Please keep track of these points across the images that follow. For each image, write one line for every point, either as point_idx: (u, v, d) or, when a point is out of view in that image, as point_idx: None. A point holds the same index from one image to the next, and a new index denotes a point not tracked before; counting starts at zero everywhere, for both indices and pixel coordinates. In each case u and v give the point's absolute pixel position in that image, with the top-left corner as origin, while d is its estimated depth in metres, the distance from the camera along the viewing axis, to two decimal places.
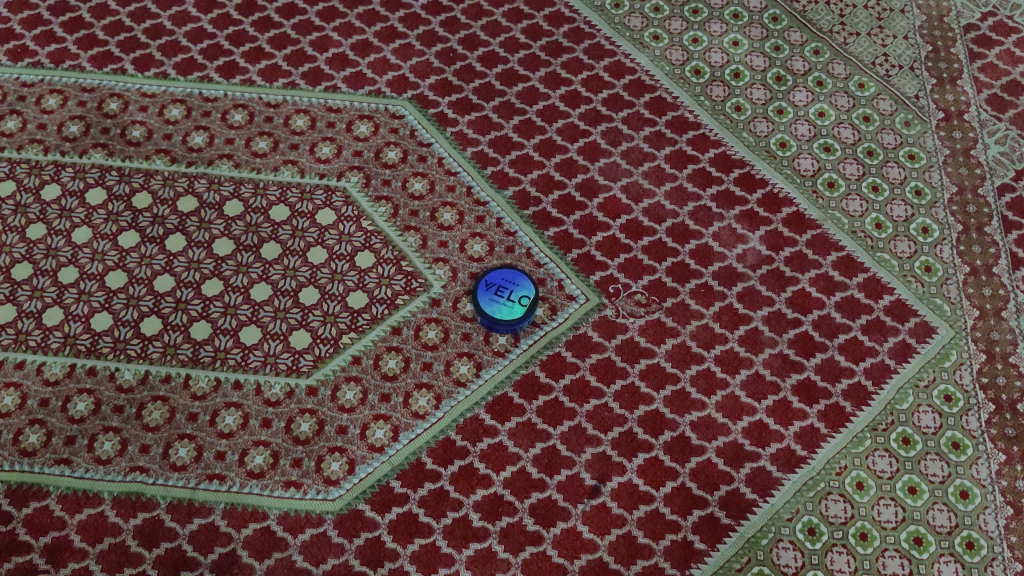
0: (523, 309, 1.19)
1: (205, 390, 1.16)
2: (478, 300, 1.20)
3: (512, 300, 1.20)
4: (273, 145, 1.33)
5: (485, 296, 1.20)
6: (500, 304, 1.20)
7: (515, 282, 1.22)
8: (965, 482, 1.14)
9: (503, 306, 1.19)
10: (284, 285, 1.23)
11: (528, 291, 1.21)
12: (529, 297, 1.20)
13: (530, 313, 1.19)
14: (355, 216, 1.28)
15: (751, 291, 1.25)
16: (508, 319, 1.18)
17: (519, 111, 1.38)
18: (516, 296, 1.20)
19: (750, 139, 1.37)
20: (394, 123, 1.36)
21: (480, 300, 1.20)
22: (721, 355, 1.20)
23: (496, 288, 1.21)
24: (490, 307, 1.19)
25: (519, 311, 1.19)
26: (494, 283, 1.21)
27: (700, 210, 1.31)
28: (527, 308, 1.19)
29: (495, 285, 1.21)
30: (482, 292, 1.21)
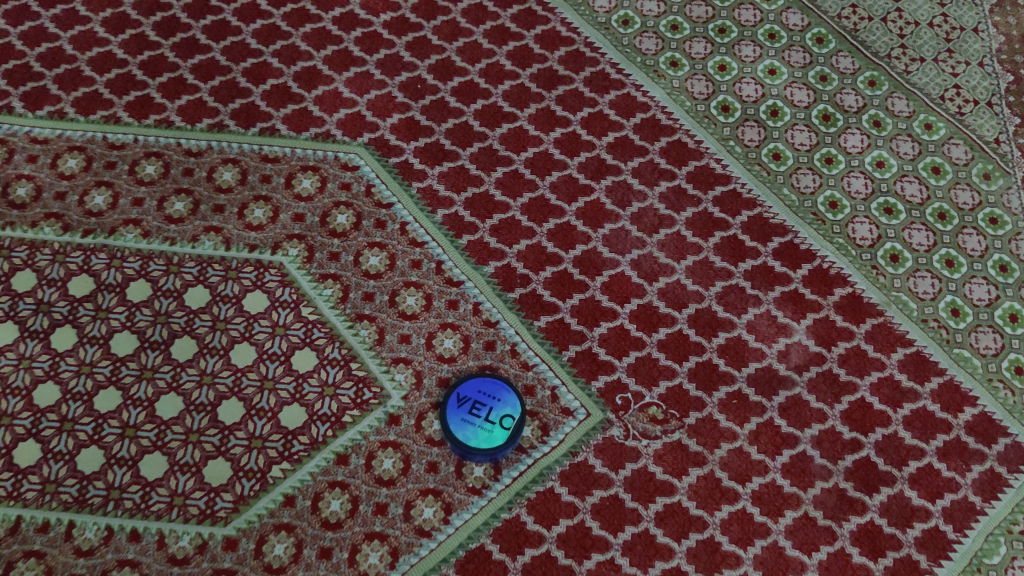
0: (504, 434, 0.93)
1: (93, 543, 0.89)
2: (447, 420, 0.93)
3: (490, 421, 0.93)
4: (192, 207, 1.07)
5: (455, 416, 0.94)
6: (475, 427, 0.93)
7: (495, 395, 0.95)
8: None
9: (478, 430, 0.93)
10: (199, 397, 0.97)
11: (511, 409, 0.94)
12: (513, 417, 0.93)
13: (514, 440, 0.92)
14: (294, 301, 1.01)
15: (798, 402, 0.98)
16: (484, 449, 0.92)
17: (503, 160, 1.10)
18: (495, 415, 0.94)
19: (793, 198, 1.09)
20: (346, 177, 1.09)
21: (449, 420, 0.93)
22: (761, 491, 0.94)
23: (469, 404, 0.94)
24: (461, 430, 0.93)
25: (499, 437, 0.92)
26: (467, 397, 0.94)
27: (730, 292, 1.03)
28: (509, 433, 0.93)
29: (469, 400, 0.94)
30: (451, 410, 0.94)
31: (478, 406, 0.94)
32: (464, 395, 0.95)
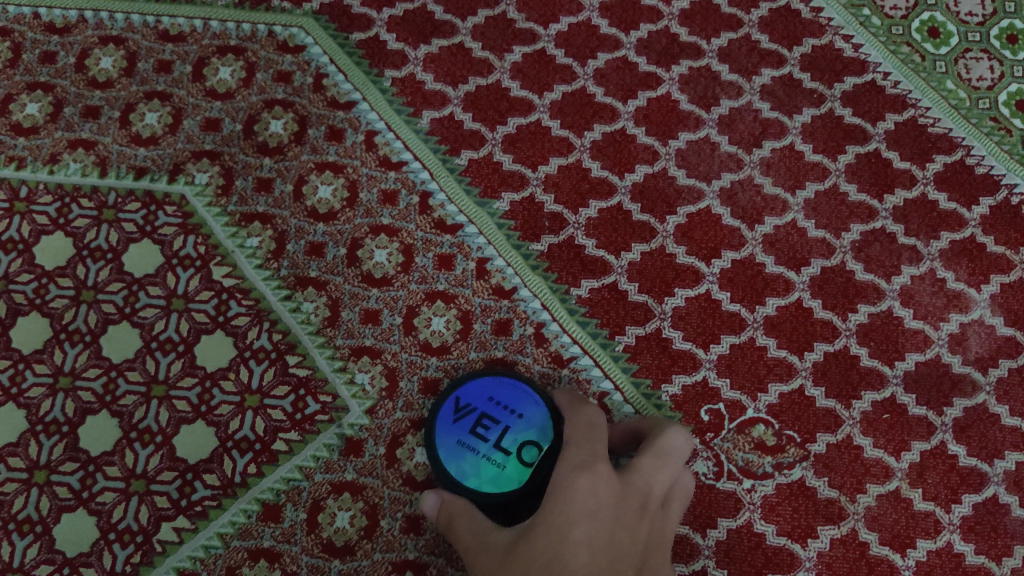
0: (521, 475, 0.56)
1: None
2: (435, 441, 0.58)
3: (501, 450, 0.57)
4: (52, 110, 0.70)
5: (447, 436, 0.58)
6: (476, 458, 0.57)
7: (515, 407, 0.59)
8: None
9: (480, 464, 0.57)
10: (52, 411, 0.62)
11: (537, 433, 0.58)
12: (538, 448, 0.57)
13: (535, 488, 0.56)
14: (202, 258, 0.66)
15: (983, 417, 0.63)
16: (485, 496, 0.56)
17: (523, 35, 0.72)
18: (510, 442, 0.57)
19: (960, 96, 0.72)
20: (284, 62, 0.71)
21: (436, 444, 0.58)
22: (927, 564, 0.61)
23: (473, 419, 0.58)
24: (454, 462, 0.57)
25: (512, 479, 0.56)
26: (470, 408, 0.59)
27: (874, 242, 0.67)
28: (530, 473, 0.56)
29: (474, 412, 0.58)
30: (442, 426, 0.58)
31: (487, 423, 0.58)
32: (467, 403, 0.59)
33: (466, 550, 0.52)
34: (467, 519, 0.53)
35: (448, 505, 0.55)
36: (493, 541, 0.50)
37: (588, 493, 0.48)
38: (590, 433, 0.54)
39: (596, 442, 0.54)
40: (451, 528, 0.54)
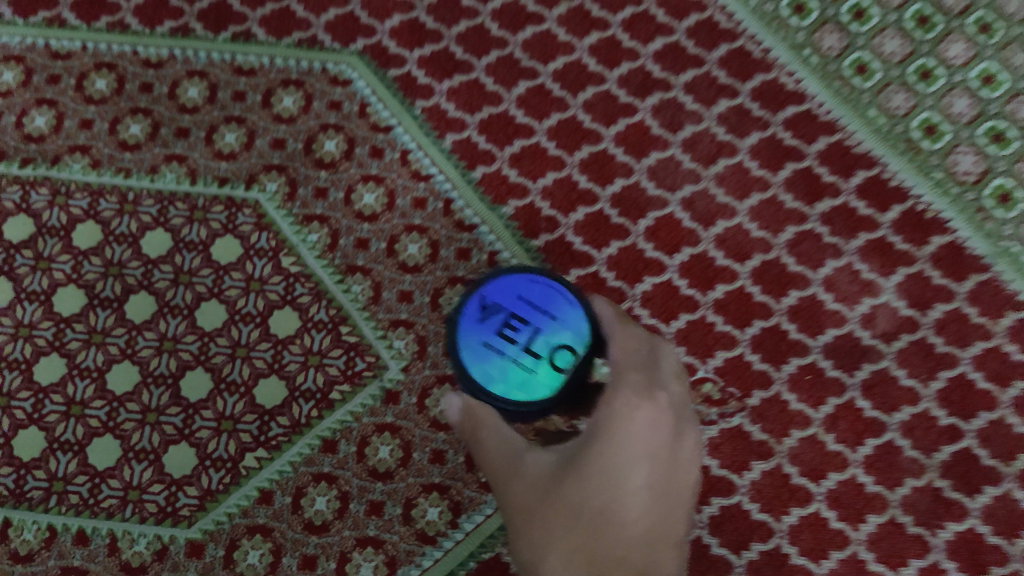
0: (550, 377, 0.56)
1: (33, 546, 0.77)
2: (464, 342, 0.58)
3: (531, 353, 0.57)
4: (151, 131, 0.88)
5: (472, 335, 0.58)
6: (504, 360, 0.57)
7: (547, 310, 0.59)
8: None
9: (507, 364, 0.57)
10: (159, 368, 0.80)
11: (570, 336, 0.58)
12: (571, 352, 0.57)
13: (563, 395, 0.56)
14: (273, 249, 0.84)
15: (885, 379, 0.81)
16: (515, 397, 0.57)
17: (527, 72, 0.90)
18: (541, 345, 0.57)
19: (881, 122, 0.89)
20: (335, 93, 0.89)
21: (464, 343, 0.58)
22: (837, 491, 0.78)
23: (501, 319, 0.59)
24: (480, 360, 0.58)
25: (542, 385, 0.56)
26: (499, 308, 0.59)
27: (804, 241, 0.85)
28: (560, 377, 0.56)
29: (500, 312, 0.59)
30: (470, 325, 0.59)
31: (515, 325, 0.58)
32: (494, 303, 0.59)
33: (491, 460, 0.58)
34: (490, 431, 0.58)
35: (472, 416, 0.59)
36: (537, 467, 0.55)
37: (643, 427, 0.53)
38: (617, 373, 0.56)
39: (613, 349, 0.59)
40: (473, 434, 0.59)
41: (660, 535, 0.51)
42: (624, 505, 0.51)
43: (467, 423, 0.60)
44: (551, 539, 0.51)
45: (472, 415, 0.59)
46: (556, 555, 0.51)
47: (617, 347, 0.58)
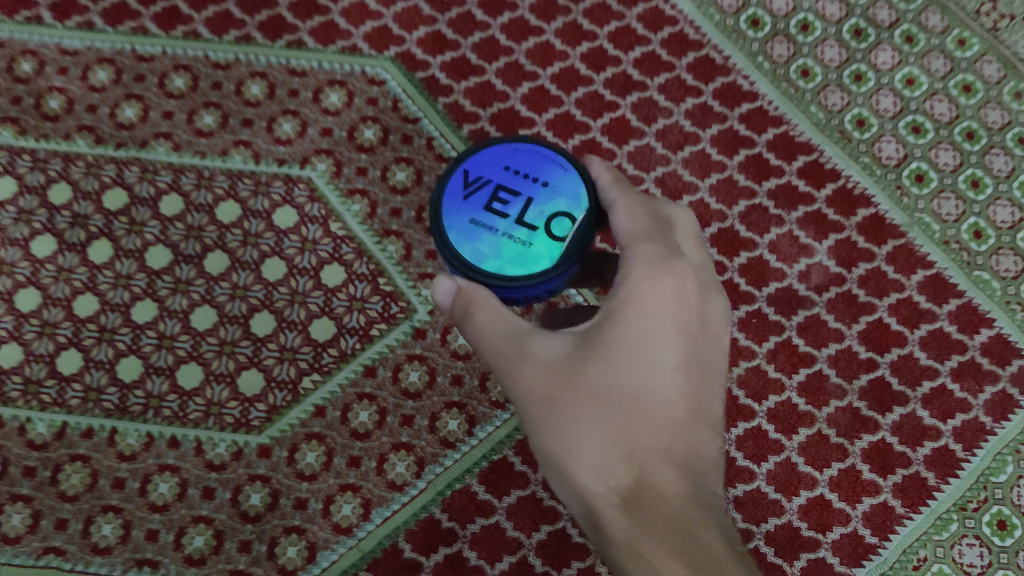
0: (547, 248, 0.66)
1: (135, 449, 0.94)
2: (460, 222, 0.68)
3: (523, 227, 0.67)
4: (221, 120, 1.08)
5: (463, 213, 0.68)
6: (498, 236, 0.67)
7: (537, 179, 0.69)
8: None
9: (500, 239, 0.67)
10: (232, 310, 0.99)
11: (560, 204, 0.68)
12: (563, 219, 0.67)
13: (561, 258, 0.66)
14: (323, 217, 1.03)
15: (816, 321, 1.00)
16: (515, 268, 0.66)
17: (529, 75, 1.10)
18: (531, 218, 0.67)
19: (819, 116, 1.09)
20: (373, 91, 1.09)
21: (459, 223, 0.68)
22: (776, 409, 0.97)
23: (488, 197, 0.68)
24: (472, 237, 0.67)
25: (538, 255, 0.66)
26: (486, 187, 0.69)
27: (753, 212, 1.04)
28: (555, 243, 0.66)
29: (490, 186, 0.69)
30: (463, 207, 0.68)
31: (505, 199, 0.68)
32: (482, 181, 0.69)
33: (496, 342, 0.64)
34: (489, 314, 0.64)
35: (460, 304, 0.65)
36: (546, 352, 0.63)
37: (662, 304, 0.62)
38: (630, 246, 0.64)
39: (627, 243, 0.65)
40: (469, 317, 0.65)
41: (684, 417, 0.62)
42: (646, 397, 0.61)
43: (456, 305, 0.66)
44: (580, 434, 0.61)
45: (467, 298, 0.65)
46: (588, 447, 0.61)
47: (624, 218, 0.66)
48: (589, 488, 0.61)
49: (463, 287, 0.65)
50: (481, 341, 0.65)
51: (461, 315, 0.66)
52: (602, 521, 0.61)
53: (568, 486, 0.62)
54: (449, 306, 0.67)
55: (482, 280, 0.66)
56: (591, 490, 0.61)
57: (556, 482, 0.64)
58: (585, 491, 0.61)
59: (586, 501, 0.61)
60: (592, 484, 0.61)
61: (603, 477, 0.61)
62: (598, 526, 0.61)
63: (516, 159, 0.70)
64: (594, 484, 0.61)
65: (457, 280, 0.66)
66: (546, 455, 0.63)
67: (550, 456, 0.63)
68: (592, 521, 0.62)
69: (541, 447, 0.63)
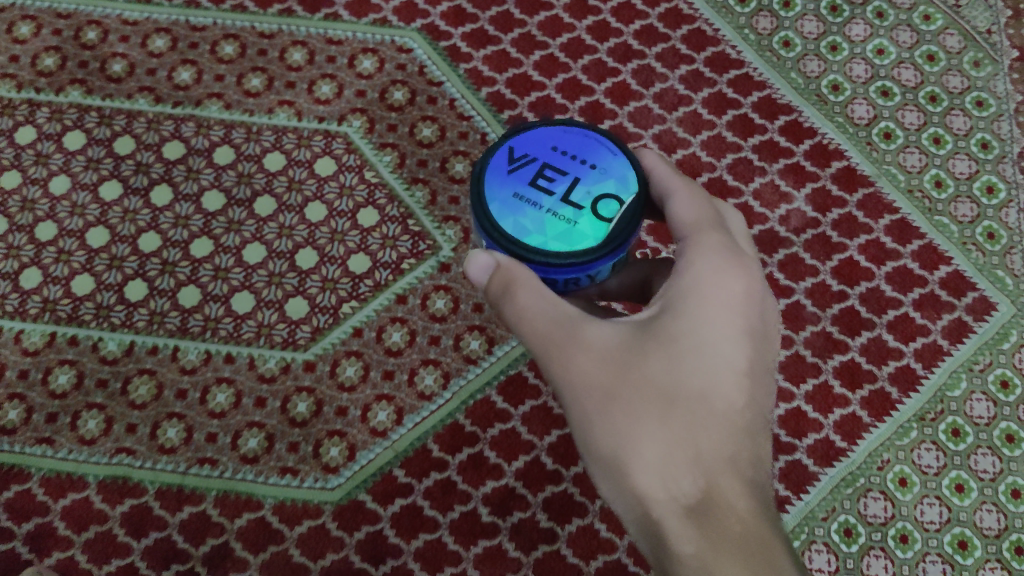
0: (593, 228, 0.60)
1: (195, 364, 1.07)
2: (500, 196, 0.62)
3: (570, 205, 0.61)
4: (267, 83, 1.21)
5: (506, 186, 0.62)
6: (542, 213, 0.61)
7: (586, 159, 0.63)
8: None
9: (544, 216, 0.61)
10: (279, 246, 1.13)
11: (613, 185, 0.63)
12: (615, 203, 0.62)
13: (610, 243, 0.60)
14: (358, 166, 1.17)
15: (794, 259, 1.13)
16: (560, 251, 0.59)
17: (541, 45, 1.24)
18: (580, 197, 0.61)
19: (799, 81, 1.23)
20: (401, 58, 1.23)
21: (497, 196, 0.62)
22: None
23: (534, 172, 0.63)
24: (515, 211, 0.61)
25: (583, 234, 0.60)
26: (532, 159, 0.63)
27: (740, 164, 1.18)
28: (604, 226, 0.60)
29: (536, 162, 0.63)
30: (504, 179, 0.62)
31: (551, 176, 0.62)
32: (528, 156, 0.63)
33: (543, 331, 0.59)
34: (533, 295, 0.59)
35: (495, 283, 0.60)
36: (602, 340, 0.59)
37: (728, 297, 0.59)
38: (694, 233, 0.63)
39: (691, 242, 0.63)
40: (509, 299, 0.59)
41: (750, 424, 0.59)
42: (711, 402, 0.58)
43: (494, 288, 0.60)
44: (640, 436, 0.57)
45: (507, 278, 0.59)
46: (649, 451, 0.57)
47: (688, 206, 0.64)
48: (651, 500, 0.56)
49: (503, 263, 0.60)
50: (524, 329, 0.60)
51: (500, 300, 0.60)
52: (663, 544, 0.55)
53: (622, 493, 0.58)
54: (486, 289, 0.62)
55: (523, 255, 0.60)
56: (649, 497, 0.57)
57: (606, 487, 0.60)
58: (645, 498, 0.57)
59: (643, 512, 0.57)
60: (652, 493, 0.57)
61: (665, 488, 0.56)
62: (659, 549, 0.56)
63: (563, 140, 0.65)
64: (656, 495, 0.56)
65: (497, 257, 0.60)
66: (599, 458, 0.59)
67: (603, 458, 0.59)
68: (649, 538, 0.56)
69: (595, 450, 0.59)
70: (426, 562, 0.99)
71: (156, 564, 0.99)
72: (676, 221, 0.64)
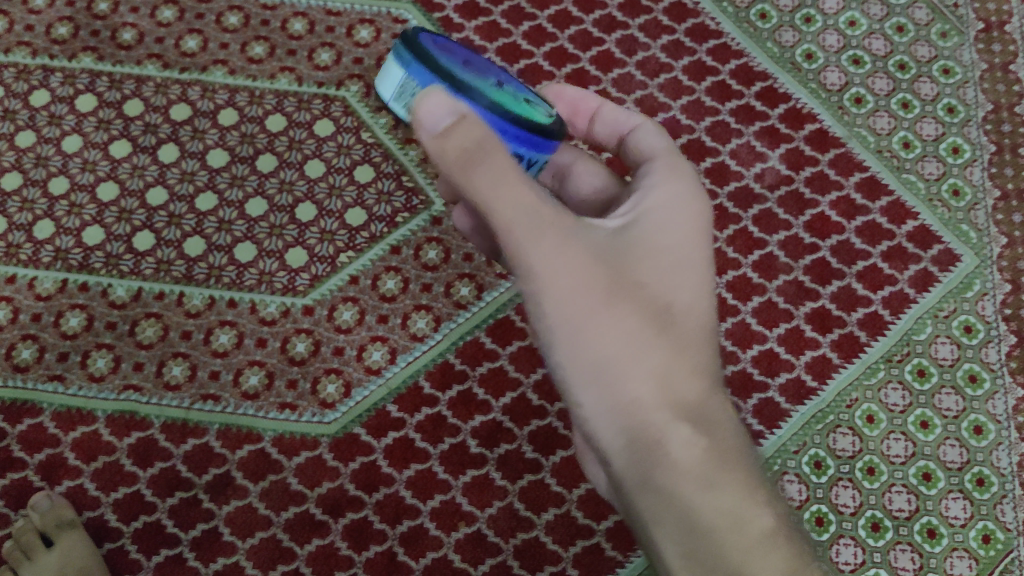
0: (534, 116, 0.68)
1: (199, 308, 1.12)
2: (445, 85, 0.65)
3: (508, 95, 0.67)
4: (270, 50, 1.25)
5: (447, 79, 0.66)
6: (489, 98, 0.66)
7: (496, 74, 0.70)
8: (983, 469, 1.11)
9: (494, 100, 0.65)
10: (280, 200, 1.17)
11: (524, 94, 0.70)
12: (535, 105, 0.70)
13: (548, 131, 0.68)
14: (355, 128, 1.21)
15: (768, 213, 1.19)
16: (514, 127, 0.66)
17: (529, 16, 1.28)
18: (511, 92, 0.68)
19: (775, 51, 1.28)
20: (397, 29, 1.27)
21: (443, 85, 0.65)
22: (733, 280, 1.16)
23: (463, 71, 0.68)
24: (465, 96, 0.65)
25: (527, 120, 0.67)
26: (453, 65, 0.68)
27: (718, 126, 1.24)
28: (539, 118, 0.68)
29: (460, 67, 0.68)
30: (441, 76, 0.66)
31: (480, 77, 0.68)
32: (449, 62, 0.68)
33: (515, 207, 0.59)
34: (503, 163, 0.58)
35: (448, 144, 0.56)
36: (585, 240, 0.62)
37: (698, 223, 0.67)
38: (665, 158, 0.71)
39: (657, 169, 0.70)
40: (478, 167, 0.57)
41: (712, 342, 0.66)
42: (696, 318, 0.64)
43: (450, 150, 0.57)
44: (638, 342, 0.61)
45: (475, 144, 0.57)
46: (645, 357, 0.61)
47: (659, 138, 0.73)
48: (648, 408, 0.61)
49: (466, 117, 0.56)
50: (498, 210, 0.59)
51: (463, 169, 0.57)
52: (663, 451, 0.60)
53: (615, 404, 0.61)
54: (437, 151, 0.57)
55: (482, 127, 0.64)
56: (645, 402, 0.61)
57: (591, 397, 0.62)
58: (639, 403, 0.61)
59: (636, 415, 0.61)
60: (649, 401, 0.61)
61: (662, 398, 0.61)
62: (658, 455, 0.60)
63: (470, 59, 0.71)
64: (655, 406, 0.61)
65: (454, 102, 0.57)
66: (589, 366, 0.61)
67: (597, 368, 0.61)
68: (643, 445, 0.61)
69: (585, 358, 0.61)
70: (417, 489, 1.06)
71: (161, 492, 1.05)
72: (648, 146, 0.73)
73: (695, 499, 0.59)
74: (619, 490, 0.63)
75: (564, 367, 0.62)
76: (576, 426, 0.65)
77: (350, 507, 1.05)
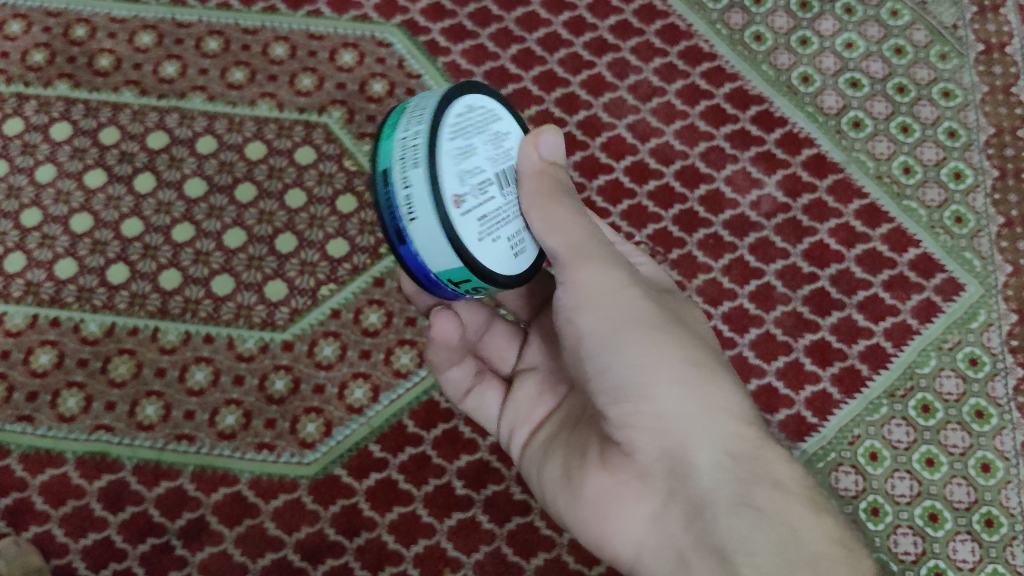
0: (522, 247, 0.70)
1: (174, 344, 1.08)
2: None
3: None
4: (250, 76, 1.21)
5: None
6: None
7: None
8: (992, 509, 1.07)
9: None
10: (259, 231, 1.13)
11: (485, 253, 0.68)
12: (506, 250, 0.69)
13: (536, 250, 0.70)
14: (337, 155, 1.17)
15: (765, 242, 1.15)
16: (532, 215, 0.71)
17: (518, 39, 1.24)
18: None
19: (770, 74, 1.25)
20: (381, 53, 1.23)
21: None
22: (729, 312, 1.12)
23: None
24: None
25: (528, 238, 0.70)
26: None
27: (712, 151, 1.20)
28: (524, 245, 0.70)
29: None
30: None
31: None
32: None
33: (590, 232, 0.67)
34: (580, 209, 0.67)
35: (551, 175, 0.67)
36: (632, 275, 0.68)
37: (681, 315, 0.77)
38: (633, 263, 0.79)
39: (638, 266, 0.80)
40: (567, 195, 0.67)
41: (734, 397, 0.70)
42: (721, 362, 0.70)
43: (545, 176, 0.66)
44: (703, 353, 0.65)
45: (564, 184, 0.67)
46: (714, 364, 0.65)
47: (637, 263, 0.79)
48: (731, 411, 0.62)
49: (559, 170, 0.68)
50: (575, 239, 0.65)
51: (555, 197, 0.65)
52: (762, 467, 0.60)
53: (707, 414, 0.62)
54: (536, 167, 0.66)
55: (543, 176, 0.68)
56: (727, 405, 0.62)
57: (680, 403, 0.62)
58: (723, 405, 0.62)
59: (724, 414, 0.62)
60: (730, 403, 0.63)
61: (750, 424, 0.62)
62: (756, 469, 0.60)
63: None
64: (746, 427, 0.62)
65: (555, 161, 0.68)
66: (680, 369, 0.63)
67: (688, 372, 0.63)
68: (739, 458, 0.60)
69: (676, 357, 0.63)
70: (401, 534, 1.03)
71: (133, 538, 1.01)
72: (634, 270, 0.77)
73: (794, 510, 0.58)
74: (699, 515, 0.59)
75: (647, 370, 0.63)
76: (656, 448, 0.62)
77: (330, 552, 1.02)
